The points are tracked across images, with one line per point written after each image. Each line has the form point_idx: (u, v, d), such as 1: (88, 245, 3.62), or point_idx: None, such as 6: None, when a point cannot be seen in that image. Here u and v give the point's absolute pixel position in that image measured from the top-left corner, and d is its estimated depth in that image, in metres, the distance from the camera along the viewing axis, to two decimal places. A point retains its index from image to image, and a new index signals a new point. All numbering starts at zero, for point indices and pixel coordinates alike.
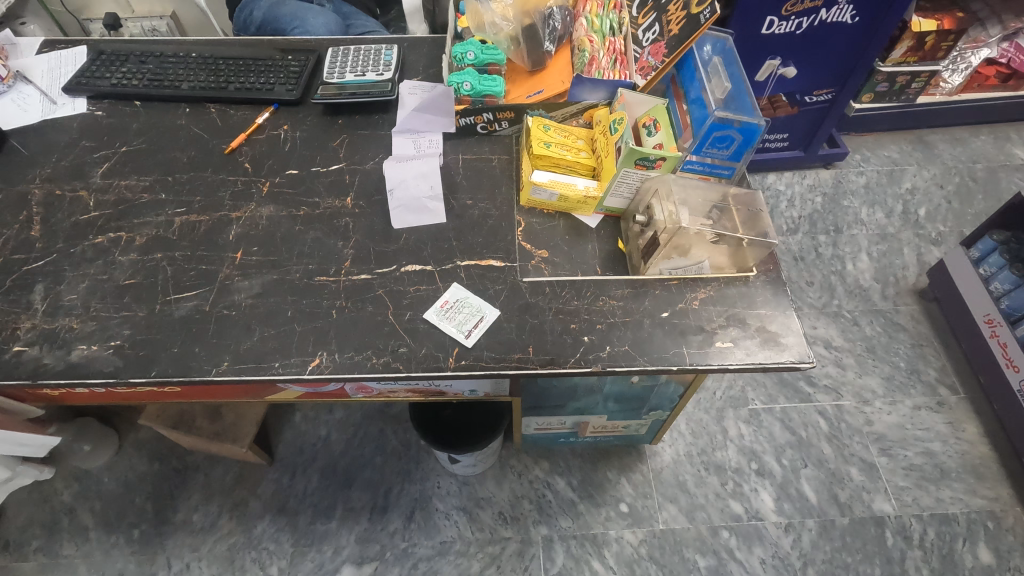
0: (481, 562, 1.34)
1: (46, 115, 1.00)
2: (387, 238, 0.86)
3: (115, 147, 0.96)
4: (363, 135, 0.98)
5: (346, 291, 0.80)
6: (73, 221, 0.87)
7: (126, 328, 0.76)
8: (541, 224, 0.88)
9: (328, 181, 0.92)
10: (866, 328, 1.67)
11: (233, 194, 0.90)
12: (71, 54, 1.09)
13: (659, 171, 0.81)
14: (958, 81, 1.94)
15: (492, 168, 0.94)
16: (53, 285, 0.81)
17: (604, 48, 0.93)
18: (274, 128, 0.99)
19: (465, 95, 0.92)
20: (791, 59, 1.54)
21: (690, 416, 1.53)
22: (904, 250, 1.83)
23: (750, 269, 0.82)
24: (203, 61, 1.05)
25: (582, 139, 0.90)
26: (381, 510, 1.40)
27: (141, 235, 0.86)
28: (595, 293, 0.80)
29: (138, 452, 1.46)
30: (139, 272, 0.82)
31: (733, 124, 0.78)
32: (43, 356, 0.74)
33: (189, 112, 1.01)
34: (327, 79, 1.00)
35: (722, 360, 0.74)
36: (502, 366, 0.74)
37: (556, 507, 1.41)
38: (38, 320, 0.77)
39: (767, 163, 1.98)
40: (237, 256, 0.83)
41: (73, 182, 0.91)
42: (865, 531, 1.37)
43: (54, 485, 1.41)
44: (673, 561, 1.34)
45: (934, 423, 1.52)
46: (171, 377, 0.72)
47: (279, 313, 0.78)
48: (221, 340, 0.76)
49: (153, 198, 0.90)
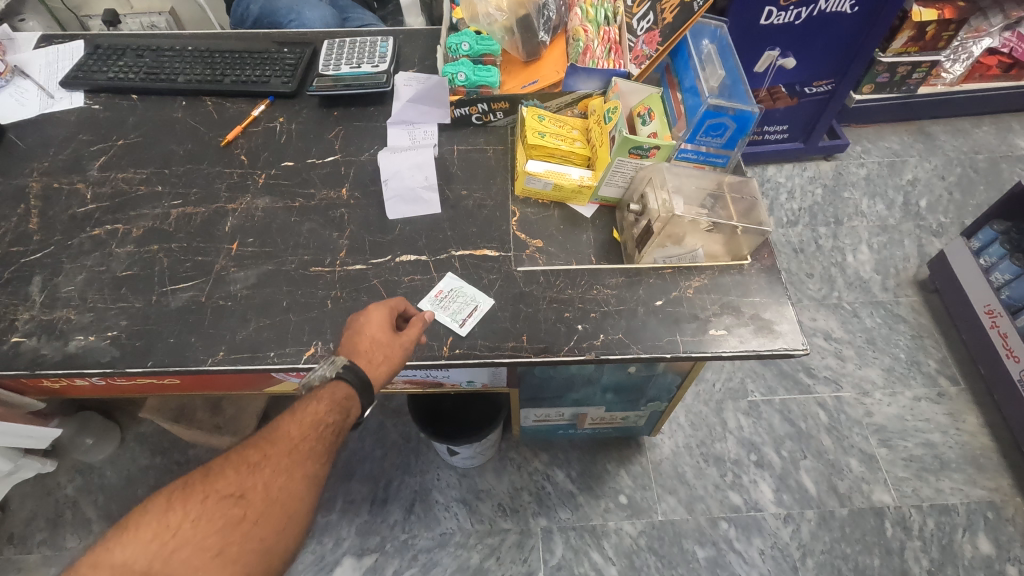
0: (481, 554, 1.34)
1: (43, 110, 1.00)
2: (382, 230, 0.86)
3: (112, 140, 0.96)
4: (358, 126, 0.98)
5: (340, 281, 0.80)
6: (71, 214, 0.87)
7: (123, 319, 0.77)
8: (536, 214, 0.88)
9: (324, 173, 0.92)
10: (866, 320, 1.67)
11: (229, 186, 0.91)
12: (68, 48, 1.10)
13: (653, 159, 0.81)
14: (959, 71, 1.92)
15: (487, 159, 0.94)
16: (51, 277, 0.81)
17: (599, 38, 0.93)
18: (269, 121, 0.99)
19: (460, 86, 0.94)
20: (791, 50, 1.52)
21: (690, 408, 1.54)
22: (905, 242, 1.82)
23: (744, 257, 0.82)
24: (199, 54, 1.05)
25: (576, 129, 0.90)
26: (381, 503, 1.41)
27: (138, 227, 0.86)
28: (589, 282, 0.80)
29: (140, 445, 1.47)
30: (135, 264, 0.82)
31: (727, 111, 0.78)
32: (41, 347, 0.75)
33: (185, 105, 1.01)
34: (322, 71, 1.00)
35: (717, 347, 0.74)
36: (497, 354, 0.74)
37: (556, 499, 1.41)
38: (36, 312, 0.78)
39: (766, 155, 1.97)
40: (233, 247, 0.84)
41: (70, 175, 0.92)
42: (865, 522, 1.37)
43: (57, 479, 1.42)
44: (673, 552, 1.34)
45: (935, 414, 1.52)
46: (168, 368, 0.73)
47: (274, 303, 0.78)
48: (218, 331, 0.76)
49: (149, 190, 0.90)
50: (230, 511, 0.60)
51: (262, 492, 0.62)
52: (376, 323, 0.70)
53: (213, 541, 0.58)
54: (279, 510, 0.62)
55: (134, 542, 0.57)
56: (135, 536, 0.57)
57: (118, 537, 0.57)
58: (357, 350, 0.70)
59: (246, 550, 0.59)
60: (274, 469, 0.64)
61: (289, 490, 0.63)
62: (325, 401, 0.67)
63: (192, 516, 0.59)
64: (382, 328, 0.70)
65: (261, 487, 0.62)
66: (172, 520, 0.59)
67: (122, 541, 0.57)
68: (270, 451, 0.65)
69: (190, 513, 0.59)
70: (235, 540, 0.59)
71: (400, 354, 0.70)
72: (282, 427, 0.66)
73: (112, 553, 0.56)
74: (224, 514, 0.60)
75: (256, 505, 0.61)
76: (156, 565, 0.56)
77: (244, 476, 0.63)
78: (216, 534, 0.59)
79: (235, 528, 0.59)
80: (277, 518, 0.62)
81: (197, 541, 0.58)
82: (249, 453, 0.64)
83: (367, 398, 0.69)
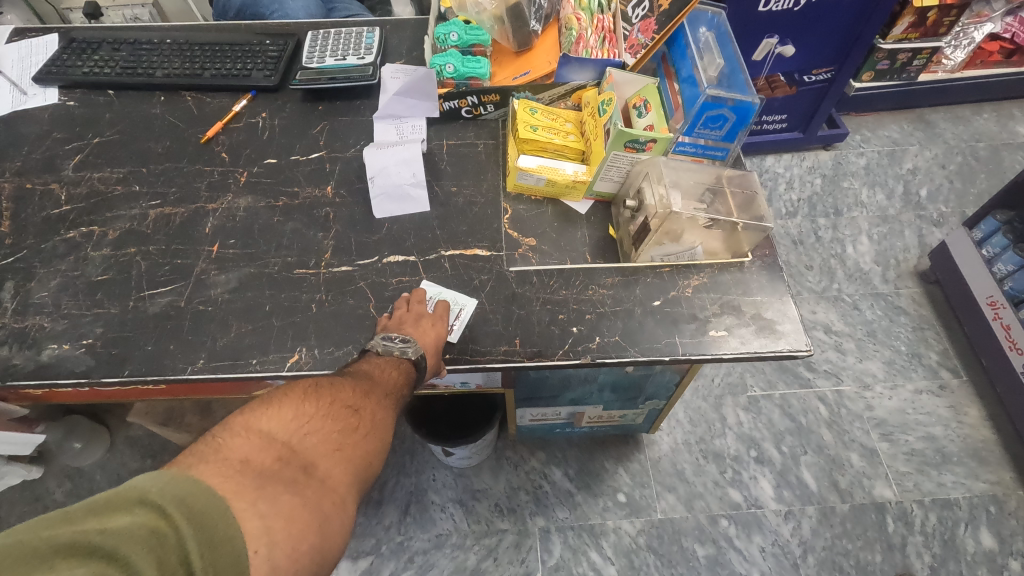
0: (478, 555, 1.32)
1: (16, 107, 0.96)
2: (368, 229, 0.83)
3: (87, 138, 0.93)
4: (344, 121, 0.95)
5: (325, 284, 0.77)
6: (44, 216, 0.84)
7: (99, 326, 0.74)
8: (528, 211, 0.85)
9: (308, 170, 0.89)
10: (866, 312, 1.65)
11: (209, 185, 0.87)
12: (42, 42, 1.06)
13: (649, 154, 0.78)
14: (961, 57, 1.89)
15: (478, 153, 0.91)
16: (23, 283, 0.78)
17: (592, 27, 0.89)
18: (251, 117, 0.95)
19: (449, 78, 0.89)
20: (790, 37, 1.48)
21: (689, 404, 1.51)
22: (906, 232, 1.80)
23: (744, 254, 0.79)
24: (178, 47, 1.01)
25: (569, 122, 0.87)
26: (376, 504, 1.38)
27: (114, 229, 0.83)
28: (584, 282, 0.77)
29: (130, 449, 1.44)
30: (111, 268, 0.79)
31: (726, 102, 0.75)
32: (12, 357, 0.72)
33: (164, 101, 0.97)
34: (305, 65, 0.96)
35: (716, 350, 0.72)
36: (489, 359, 0.71)
37: (554, 498, 1.39)
38: (8, 319, 0.74)
39: (765, 145, 1.94)
40: (213, 249, 0.80)
41: (44, 175, 0.88)
42: (866, 517, 1.36)
43: (45, 483, 1.39)
44: (672, 551, 1.32)
45: (936, 408, 1.50)
46: (145, 377, 0.70)
47: (256, 308, 0.75)
48: (197, 337, 0.73)
49: (126, 190, 0.87)
50: (347, 419, 0.58)
51: (373, 411, 0.61)
52: (440, 325, 0.71)
53: (337, 437, 0.56)
54: (382, 431, 0.61)
55: (274, 418, 0.54)
56: (274, 413, 0.55)
57: (259, 411, 0.55)
58: (421, 342, 0.68)
59: (358, 456, 0.57)
60: (380, 398, 0.63)
61: (389, 421, 0.62)
62: (404, 372, 0.66)
63: (322, 410, 0.57)
64: (444, 332, 0.71)
65: (371, 408, 0.61)
66: (305, 411, 0.56)
67: (261, 415, 0.54)
68: (375, 382, 0.64)
69: (320, 409, 0.57)
70: (351, 443, 0.57)
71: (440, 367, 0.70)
72: (376, 371, 0.65)
73: (255, 422, 0.53)
74: (342, 421, 0.58)
75: (368, 421, 0.60)
76: (293, 442, 0.53)
77: (357, 394, 0.61)
78: (338, 433, 0.56)
79: (351, 434, 0.58)
80: (377, 442, 0.60)
81: (326, 432, 0.56)
82: (357, 380, 0.63)
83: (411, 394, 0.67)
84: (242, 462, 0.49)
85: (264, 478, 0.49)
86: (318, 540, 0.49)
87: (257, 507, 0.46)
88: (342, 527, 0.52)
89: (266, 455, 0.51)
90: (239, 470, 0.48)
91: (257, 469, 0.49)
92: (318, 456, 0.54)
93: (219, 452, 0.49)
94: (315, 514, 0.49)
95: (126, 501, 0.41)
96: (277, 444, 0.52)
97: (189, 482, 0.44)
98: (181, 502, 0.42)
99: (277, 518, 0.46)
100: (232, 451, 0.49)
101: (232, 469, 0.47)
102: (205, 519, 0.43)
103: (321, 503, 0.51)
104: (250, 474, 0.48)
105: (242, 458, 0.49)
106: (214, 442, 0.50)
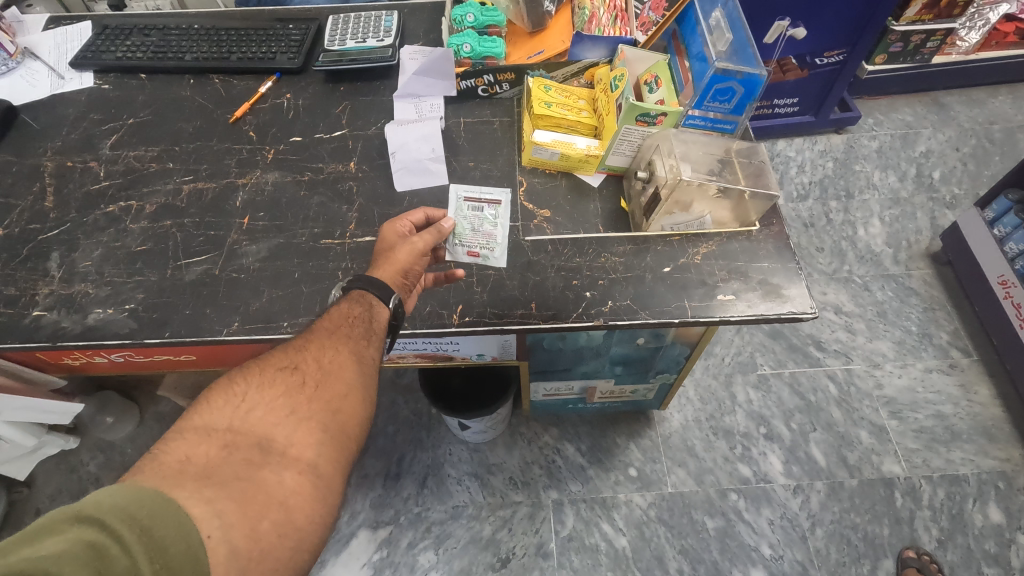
0: (493, 526, 1.36)
1: (55, 89, 1.01)
2: (390, 202, 0.86)
3: (122, 119, 0.97)
4: (365, 100, 0.99)
5: (351, 253, 0.81)
6: (85, 191, 0.89)
7: (139, 292, 0.78)
8: (543, 184, 0.88)
9: (331, 147, 0.93)
10: (877, 293, 1.66)
11: (238, 162, 0.91)
12: (77, 29, 1.10)
13: (660, 126, 0.81)
14: (975, 39, 1.90)
15: (494, 130, 0.94)
16: (68, 253, 0.83)
17: (604, 6, 0.93)
18: (276, 97, 0.99)
19: (465, 57, 0.93)
20: (800, 19, 1.49)
21: (699, 382, 1.54)
22: (918, 215, 1.80)
23: (752, 223, 0.82)
24: (204, 33, 1.06)
25: (583, 100, 0.91)
26: (395, 477, 1.44)
27: (150, 203, 0.87)
28: (597, 251, 0.80)
29: (158, 423, 1.50)
30: (149, 239, 0.84)
31: (734, 75, 0.77)
32: (61, 320, 0.77)
33: (193, 84, 1.02)
34: (328, 47, 1.00)
35: (724, 313, 0.75)
36: (505, 322, 0.75)
37: (566, 472, 1.43)
38: (55, 286, 0.80)
39: (777, 129, 1.95)
40: (244, 221, 0.85)
41: (83, 154, 0.93)
42: (874, 492, 1.38)
43: (79, 456, 1.45)
44: (682, 523, 1.35)
45: (946, 386, 1.51)
46: (184, 338, 0.74)
47: (287, 275, 0.79)
48: (232, 302, 0.77)
49: (161, 167, 0.91)
50: (290, 379, 0.59)
51: (317, 362, 0.62)
52: (396, 222, 0.75)
53: (284, 403, 0.57)
54: (339, 378, 0.61)
55: (211, 410, 0.56)
56: (208, 406, 0.56)
57: (194, 411, 0.56)
58: (374, 258, 0.74)
59: (316, 408, 0.58)
60: (322, 344, 0.63)
61: (342, 359, 0.63)
62: (354, 299, 0.68)
63: (258, 384, 0.59)
64: (403, 230, 0.75)
65: (313, 360, 0.62)
66: (240, 390, 0.58)
67: (200, 412, 0.56)
68: (313, 332, 0.65)
69: (257, 383, 0.59)
70: (303, 400, 0.58)
71: (439, 235, 0.75)
72: (318, 322, 0.67)
73: (192, 421, 0.55)
74: (285, 383, 0.59)
75: (315, 373, 0.61)
76: (236, 424, 0.55)
77: (292, 353, 0.62)
78: (284, 396, 0.58)
79: (300, 392, 0.59)
80: (336, 386, 0.60)
81: (269, 403, 0.57)
82: (293, 341, 0.64)
83: (389, 290, 0.68)
84: (182, 461, 0.51)
85: (210, 469, 0.50)
86: (282, 512, 0.50)
87: (202, 495, 0.48)
88: (313, 489, 0.53)
89: (210, 446, 0.53)
90: (178, 469, 0.50)
91: (200, 464, 0.51)
92: (269, 428, 0.55)
93: (157, 459, 0.51)
94: (277, 487, 0.51)
95: (63, 520, 0.43)
96: (219, 431, 0.54)
97: (130, 490, 0.45)
98: (121, 510, 0.43)
99: (227, 501, 0.48)
100: (170, 454, 0.51)
101: (170, 471, 0.49)
102: (150, 523, 0.44)
103: (283, 472, 0.52)
104: (191, 471, 0.50)
105: (181, 457, 0.51)
106: (154, 452, 0.52)
